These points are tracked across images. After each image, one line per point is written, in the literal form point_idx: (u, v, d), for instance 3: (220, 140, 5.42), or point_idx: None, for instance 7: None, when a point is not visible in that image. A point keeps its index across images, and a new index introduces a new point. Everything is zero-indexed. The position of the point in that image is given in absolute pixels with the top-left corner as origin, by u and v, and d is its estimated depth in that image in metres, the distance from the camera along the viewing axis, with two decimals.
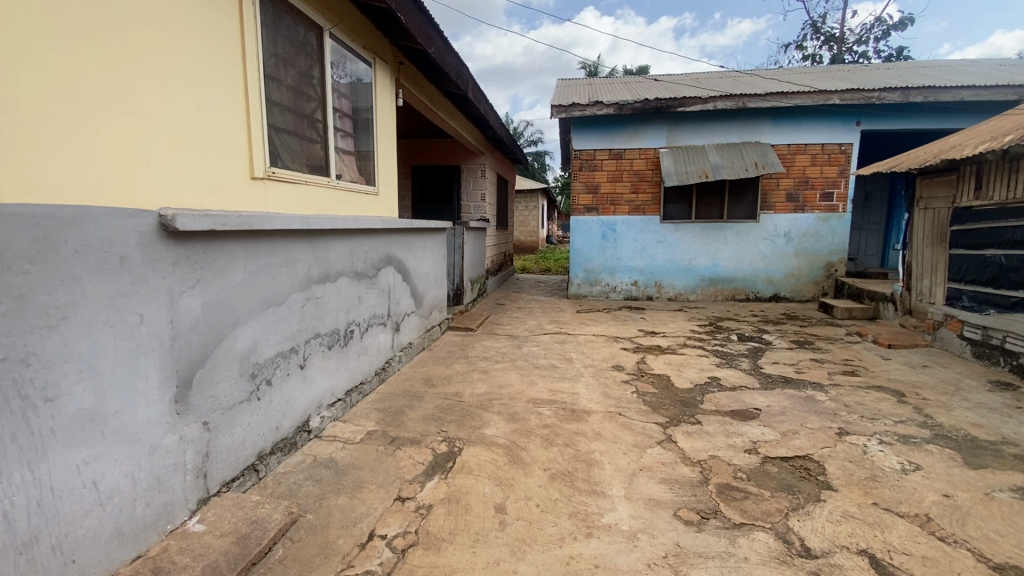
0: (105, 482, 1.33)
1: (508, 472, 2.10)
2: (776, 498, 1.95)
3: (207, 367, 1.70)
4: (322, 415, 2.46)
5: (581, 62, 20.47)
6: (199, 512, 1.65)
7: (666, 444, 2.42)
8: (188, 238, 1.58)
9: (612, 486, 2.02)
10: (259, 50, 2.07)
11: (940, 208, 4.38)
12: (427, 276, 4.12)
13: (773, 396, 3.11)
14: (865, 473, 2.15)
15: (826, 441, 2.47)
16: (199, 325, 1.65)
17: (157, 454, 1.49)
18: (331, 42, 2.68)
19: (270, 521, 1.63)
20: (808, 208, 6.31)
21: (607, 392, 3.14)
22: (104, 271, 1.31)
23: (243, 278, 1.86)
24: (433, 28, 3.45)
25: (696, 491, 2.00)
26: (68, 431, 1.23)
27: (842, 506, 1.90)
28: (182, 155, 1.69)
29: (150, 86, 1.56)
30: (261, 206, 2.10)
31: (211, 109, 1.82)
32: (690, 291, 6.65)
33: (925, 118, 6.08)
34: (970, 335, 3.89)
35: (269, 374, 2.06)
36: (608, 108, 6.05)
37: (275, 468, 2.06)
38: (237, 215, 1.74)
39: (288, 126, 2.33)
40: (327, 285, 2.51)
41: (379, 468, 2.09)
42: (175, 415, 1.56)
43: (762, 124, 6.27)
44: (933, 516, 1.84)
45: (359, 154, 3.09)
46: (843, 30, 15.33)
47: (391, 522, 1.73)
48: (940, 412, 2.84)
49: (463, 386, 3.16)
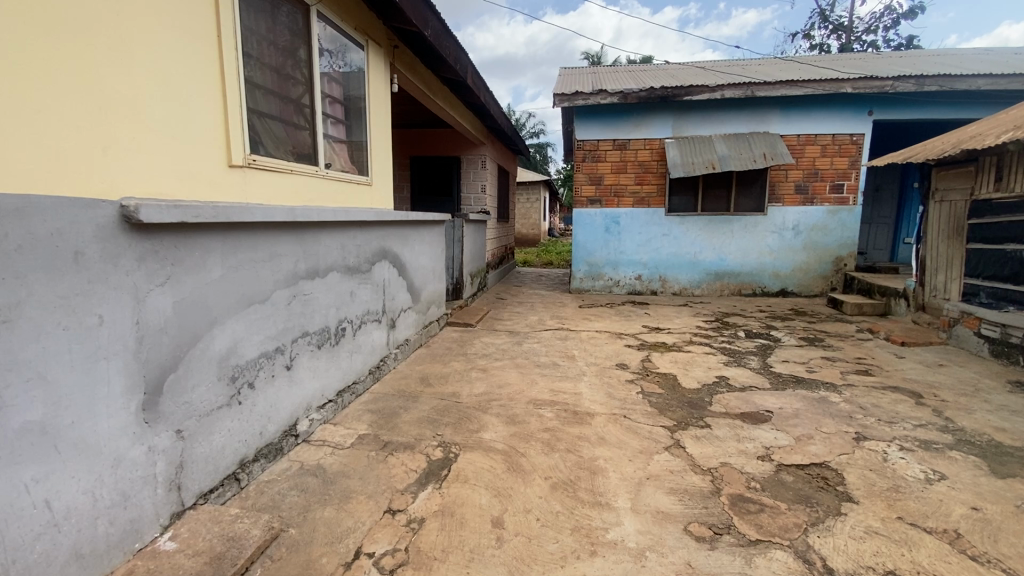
0: (61, 501, 1.20)
1: (507, 481, 1.97)
2: (793, 510, 1.82)
3: (180, 372, 1.56)
4: (311, 418, 2.33)
5: (586, 51, 20.21)
6: (172, 527, 1.52)
7: (675, 450, 2.28)
8: (155, 230, 1.44)
9: (618, 497, 1.89)
10: (237, 29, 1.90)
11: (957, 200, 4.22)
12: (425, 270, 3.98)
13: (785, 397, 2.98)
14: (887, 484, 2.01)
15: (843, 447, 2.33)
16: (170, 325, 1.52)
17: (122, 468, 1.36)
18: (322, 23, 2.51)
19: (249, 538, 1.50)
20: (817, 201, 6.13)
21: (611, 393, 3.00)
22: (55, 268, 1.17)
23: (221, 274, 1.72)
24: (429, 10, 3.28)
25: (707, 504, 1.86)
26: (16, 447, 1.10)
27: (865, 520, 1.77)
28: (148, 139, 1.55)
29: (109, 63, 1.41)
30: (240, 195, 1.96)
31: (181, 90, 1.67)
32: (696, 285, 6.49)
33: (940, 107, 5.88)
34: (987, 334, 3.74)
35: (252, 376, 1.92)
36: (612, 97, 5.87)
37: (259, 477, 1.92)
38: (212, 206, 1.60)
39: (272, 111, 2.18)
40: (316, 281, 2.37)
41: (369, 477, 1.97)
42: (143, 424, 1.43)
43: (771, 113, 6.07)
44: (962, 532, 1.71)
45: (352, 143, 2.94)
46: (852, 19, 15.01)
47: (380, 538, 1.60)
48: (961, 415, 2.70)
49: (461, 386, 3.03)
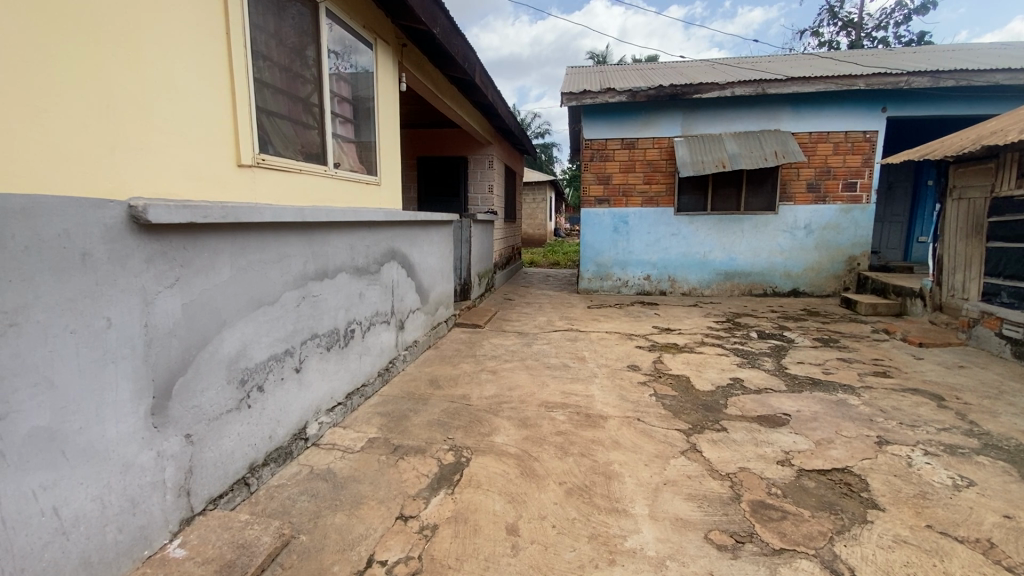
0: (69, 509, 1.17)
1: (521, 487, 1.92)
2: (817, 518, 1.76)
3: (189, 375, 1.53)
4: (321, 421, 2.30)
5: (591, 51, 20.13)
6: (182, 534, 1.49)
7: (691, 454, 2.23)
8: (164, 231, 1.41)
9: (635, 503, 1.84)
10: (245, 25, 1.87)
11: (976, 198, 4.12)
12: (433, 271, 3.94)
13: (801, 399, 2.91)
14: (913, 490, 1.95)
15: (864, 451, 2.27)
16: (179, 328, 1.49)
17: (131, 474, 1.33)
18: (329, 22, 2.48)
19: (259, 545, 1.46)
20: (829, 199, 6.04)
21: (624, 395, 2.95)
22: (61, 270, 1.14)
23: (230, 275, 1.69)
24: (438, 7, 3.23)
25: (727, 510, 1.81)
26: (23, 454, 1.07)
27: (893, 529, 1.71)
28: (156, 137, 1.52)
29: (116, 60, 1.38)
30: (249, 196, 1.93)
31: (190, 87, 1.64)
32: (705, 285, 6.42)
33: (955, 103, 5.79)
34: (1009, 335, 3.64)
35: (261, 379, 1.89)
36: (621, 96, 5.80)
37: (269, 481, 1.89)
38: (220, 206, 1.57)
39: (281, 110, 2.15)
40: (325, 282, 2.34)
41: (381, 482, 1.93)
42: (152, 429, 1.40)
43: (783, 111, 5.99)
44: (996, 542, 1.64)
45: (360, 143, 2.91)
46: (861, 15, 14.81)
47: (392, 546, 1.56)
48: (986, 419, 2.62)
49: (471, 388, 2.99)
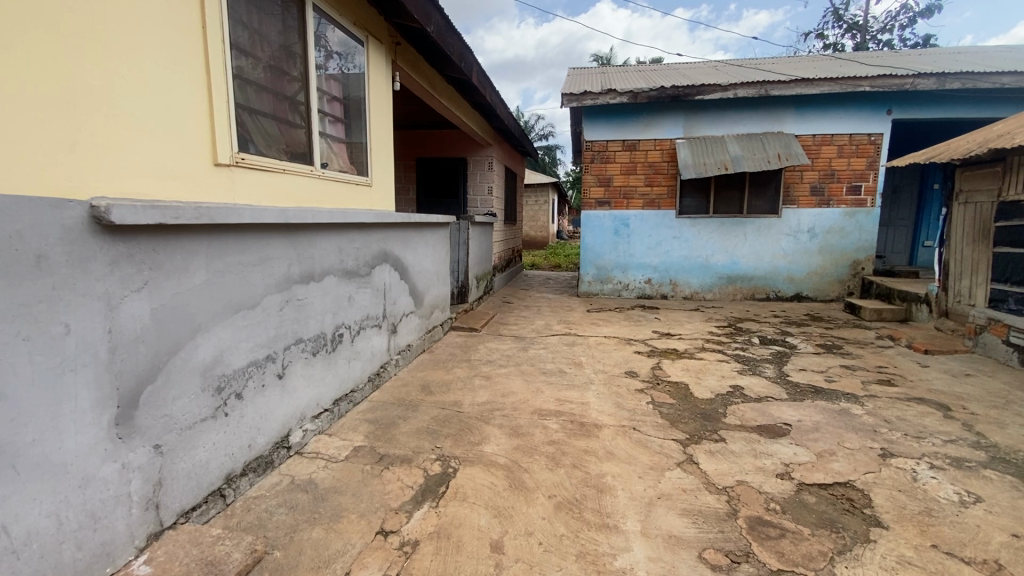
0: (20, 527, 1.10)
1: (508, 501, 1.85)
2: (817, 537, 1.68)
3: (159, 383, 1.47)
4: (305, 429, 2.23)
5: (597, 52, 19.98)
6: (148, 550, 1.42)
7: (688, 467, 2.15)
8: (130, 232, 1.34)
9: (626, 519, 1.76)
10: (224, 21, 1.81)
11: (983, 202, 4.03)
12: (428, 274, 3.87)
13: (803, 409, 2.82)
14: (918, 507, 1.86)
15: (868, 465, 2.18)
16: (148, 334, 1.42)
17: (91, 488, 1.26)
18: (318, 18, 2.42)
19: (229, 562, 1.39)
20: (833, 203, 5.95)
21: (620, 403, 2.87)
22: (16, 273, 1.08)
23: (206, 279, 1.63)
24: (433, 5, 3.18)
25: (723, 527, 1.73)
26: None
27: (896, 549, 1.62)
28: (124, 135, 1.46)
29: (78, 52, 1.31)
30: (228, 196, 1.87)
31: (162, 83, 1.58)
32: (707, 289, 6.33)
33: (961, 106, 5.70)
34: (1016, 342, 3.52)
35: (240, 386, 1.83)
36: (622, 97, 5.73)
37: (247, 492, 1.83)
38: (194, 207, 1.50)
39: (266, 109, 2.10)
40: (311, 285, 2.27)
41: (363, 494, 1.86)
42: (116, 440, 1.33)
43: (785, 113, 5.91)
44: (1004, 563, 1.56)
45: (350, 142, 2.84)
46: (866, 17, 14.70)
47: (369, 563, 1.49)
48: (993, 430, 2.53)
49: (463, 394, 2.92)
